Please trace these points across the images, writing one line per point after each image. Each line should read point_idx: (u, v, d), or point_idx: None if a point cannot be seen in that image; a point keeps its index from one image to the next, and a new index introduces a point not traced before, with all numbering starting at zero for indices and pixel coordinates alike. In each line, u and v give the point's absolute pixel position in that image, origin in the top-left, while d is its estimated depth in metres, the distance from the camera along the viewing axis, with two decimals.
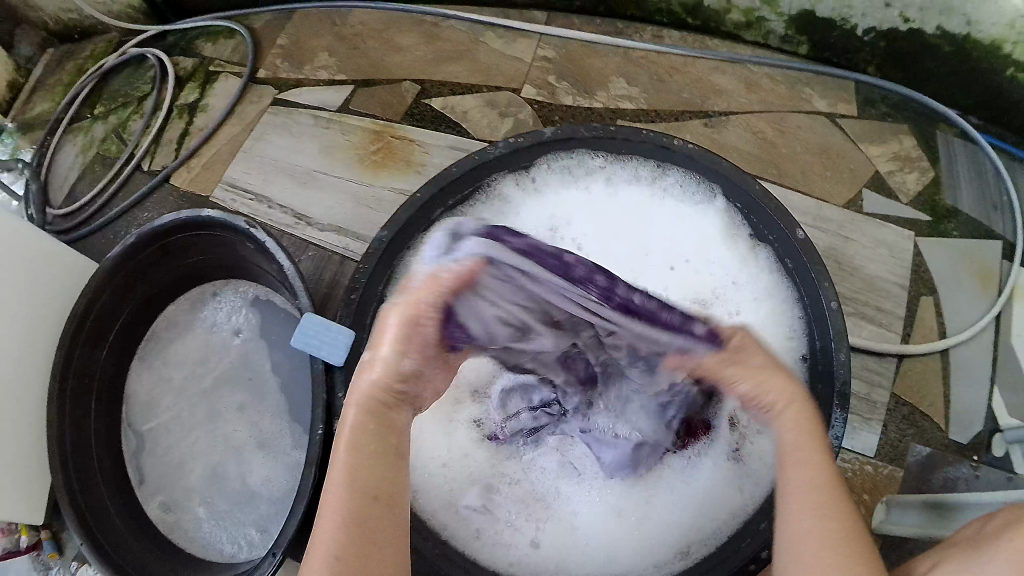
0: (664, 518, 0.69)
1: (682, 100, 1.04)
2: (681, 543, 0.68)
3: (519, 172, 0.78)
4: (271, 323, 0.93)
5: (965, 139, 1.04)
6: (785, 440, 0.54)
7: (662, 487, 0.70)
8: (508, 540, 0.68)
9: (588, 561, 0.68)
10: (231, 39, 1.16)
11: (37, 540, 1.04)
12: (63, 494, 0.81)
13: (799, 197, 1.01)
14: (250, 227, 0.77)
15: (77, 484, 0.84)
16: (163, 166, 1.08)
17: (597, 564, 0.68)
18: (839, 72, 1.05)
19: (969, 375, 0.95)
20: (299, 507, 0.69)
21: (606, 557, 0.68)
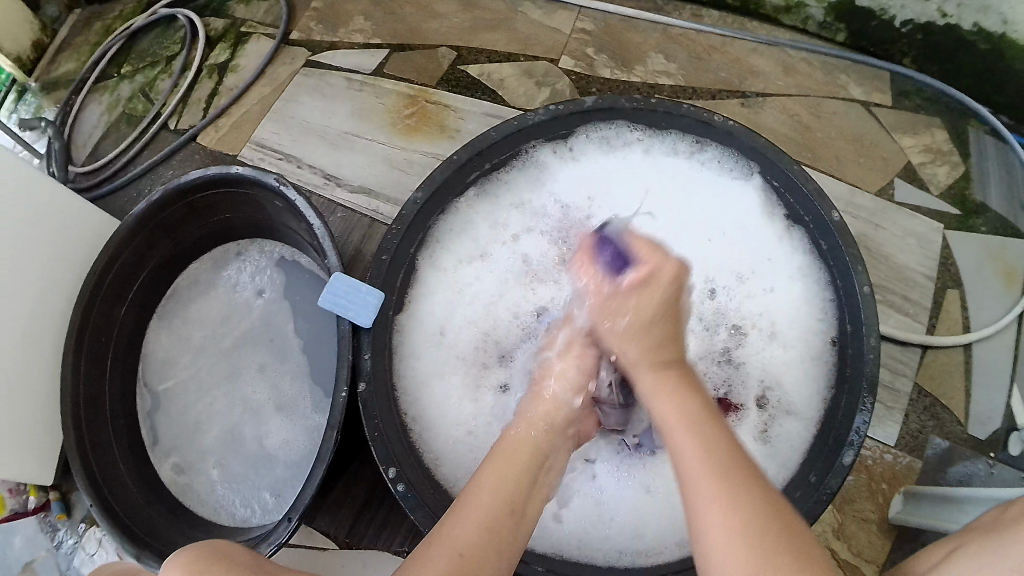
0: None
1: (718, 78, 1.04)
2: None
3: (557, 141, 0.77)
4: (294, 284, 0.93)
5: (997, 138, 1.03)
6: (665, 421, 0.49)
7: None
8: None
9: (615, 536, 0.66)
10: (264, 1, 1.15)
11: (46, 500, 1.02)
12: (75, 451, 0.81)
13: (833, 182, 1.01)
14: (281, 185, 0.76)
15: (89, 441, 0.84)
16: (191, 125, 1.08)
17: (625, 540, 0.66)
18: (877, 63, 1.05)
19: (992, 371, 0.95)
20: (318, 472, 0.66)
21: (634, 534, 0.66)
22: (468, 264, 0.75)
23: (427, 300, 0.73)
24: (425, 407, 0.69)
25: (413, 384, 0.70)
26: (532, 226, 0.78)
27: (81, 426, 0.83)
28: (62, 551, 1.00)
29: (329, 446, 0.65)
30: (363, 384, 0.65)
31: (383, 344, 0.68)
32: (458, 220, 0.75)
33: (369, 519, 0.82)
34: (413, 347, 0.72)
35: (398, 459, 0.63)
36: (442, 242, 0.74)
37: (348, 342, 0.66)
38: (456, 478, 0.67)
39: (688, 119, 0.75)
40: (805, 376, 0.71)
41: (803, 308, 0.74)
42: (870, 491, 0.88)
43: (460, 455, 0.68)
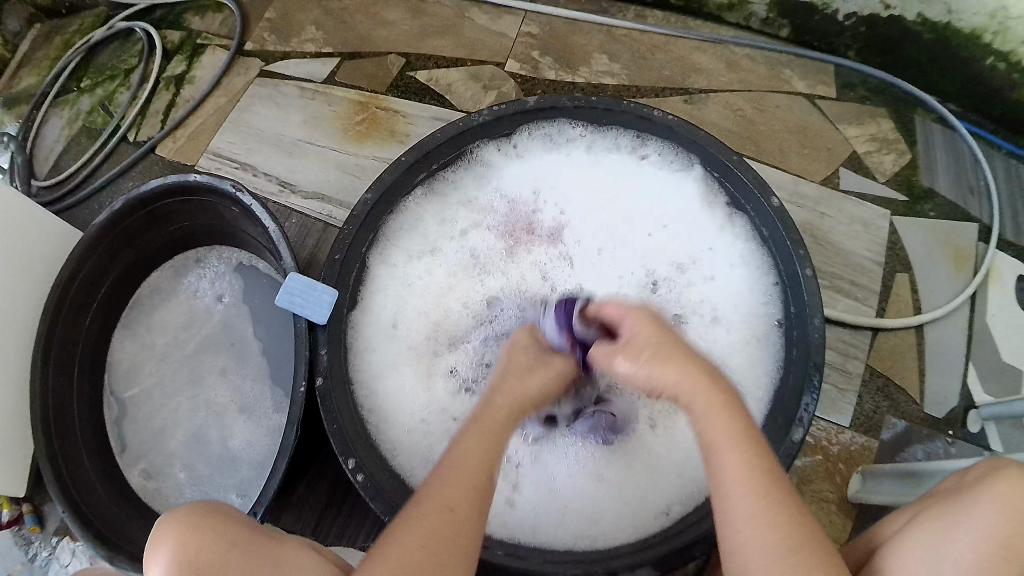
0: (645, 482, 0.69)
1: (662, 76, 1.06)
2: (662, 505, 0.67)
3: (501, 139, 0.80)
4: (253, 289, 0.95)
5: (943, 124, 1.06)
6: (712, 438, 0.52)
7: (638, 448, 0.71)
8: None
9: (569, 522, 0.67)
10: (219, 12, 1.17)
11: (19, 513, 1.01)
12: (45, 460, 0.81)
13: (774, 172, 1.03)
14: (237, 190, 0.78)
15: (59, 450, 0.83)
16: (150, 137, 1.09)
17: (580, 525, 0.67)
18: (816, 56, 1.08)
19: (943, 350, 0.97)
20: (280, 467, 0.67)
21: (589, 518, 0.67)
22: (419, 259, 0.78)
23: (379, 295, 0.75)
24: (380, 398, 0.70)
25: (370, 375, 0.71)
26: (480, 222, 0.80)
27: (51, 434, 0.83)
28: (38, 562, 1.00)
29: (291, 441, 0.66)
30: (320, 379, 0.66)
31: (339, 340, 0.69)
32: (409, 217, 0.77)
33: (333, 517, 0.83)
34: (368, 344, 0.73)
35: (356, 450, 0.64)
36: (392, 239, 0.76)
37: (304, 339, 0.67)
38: (410, 467, 0.67)
39: (629, 116, 0.78)
40: (747, 355, 0.73)
41: (746, 294, 0.76)
42: (828, 472, 0.90)
43: (414, 441, 0.69)
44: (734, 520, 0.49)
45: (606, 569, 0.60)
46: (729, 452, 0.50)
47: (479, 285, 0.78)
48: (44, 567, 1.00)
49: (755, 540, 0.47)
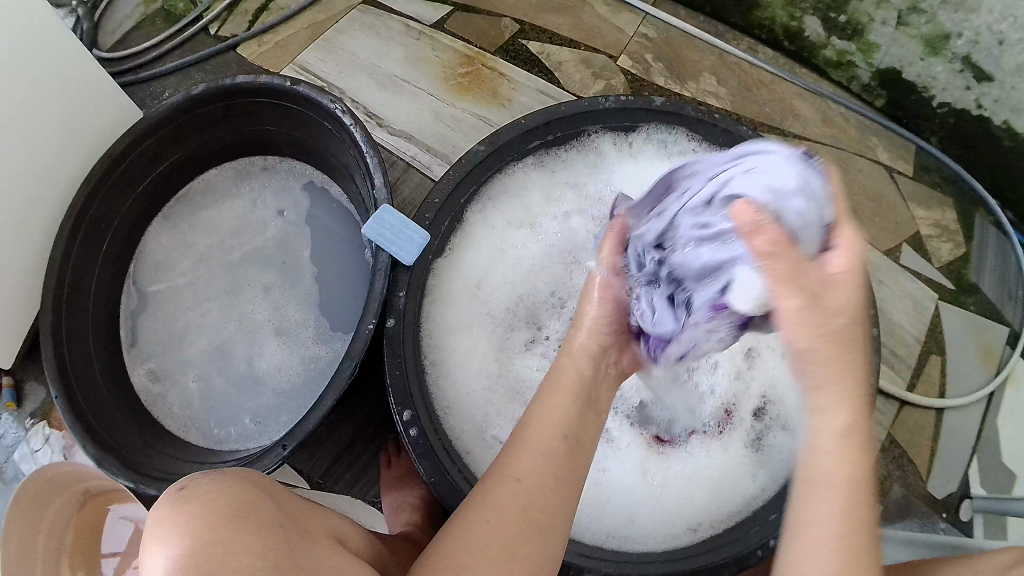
0: (680, 492, 0.74)
1: (762, 112, 1.05)
2: (693, 519, 0.72)
3: (619, 131, 0.78)
4: (321, 211, 0.89)
5: (1000, 230, 1.07)
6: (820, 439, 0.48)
7: (689, 458, 0.76)
8: None
9: (608, 514, 0.73)
10: None
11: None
12: (50, 338, 0.78)
13: None
14: (337, 109, 0.74)
15: (65, 327, 0.80)
16: (232, 35, 1.05)
17: (617, 521, 0.72)
18: (904, 133, 1.08)
19: (957, 438, 1.00)
20: (326, 402, 0.64)
21: (627, 516, 0.73)
22: (516, 228, 0.77)
23: (471, 254, 0.75)
24: (448, 355, 0.71)
25: (439, 329, 0.71)
26: (584, 207, 0.79)
27: (61, 311, 0.80)
28: (9, 439, 0.99)
29: (344, 375, 0.64)
30: (391, 320, 0.66)
31: (417, 287, 0.69)
32: (513, 181, 0.76)
33: (350, 462, 0.81)
34: (444, 295, 0.73)
35: (415, 405, 0.64)
36: (492, 200, 0.75)
37: (384, 273, 0.66)
38: (459, 430, 0.69)
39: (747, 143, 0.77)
40: (808, 403, 0.76)
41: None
42: None
43: (471, 407, 0.70)
44: (820, 513, 0.47)
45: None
46: (835, 439, 0.47)
47: (558, 266, 0.77)
48: (11, 448, 0.99)
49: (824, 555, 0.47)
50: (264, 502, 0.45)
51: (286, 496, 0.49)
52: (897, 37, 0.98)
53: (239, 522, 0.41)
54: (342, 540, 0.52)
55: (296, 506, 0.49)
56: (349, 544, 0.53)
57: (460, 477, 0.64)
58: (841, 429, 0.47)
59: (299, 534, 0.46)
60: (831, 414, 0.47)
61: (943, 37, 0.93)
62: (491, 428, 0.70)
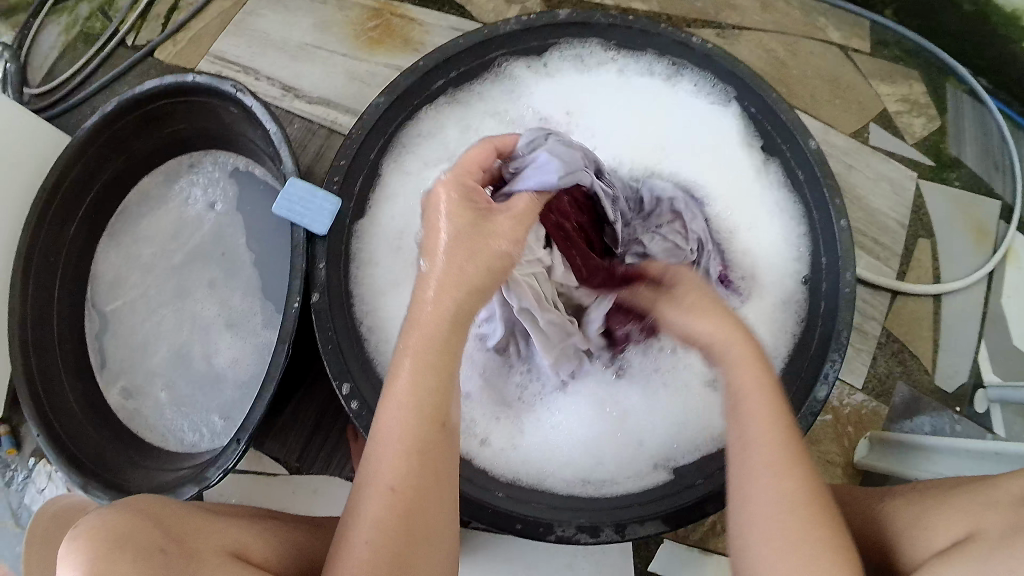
0: (650, 434, 0.71)
1: (695, 8, 0.99)
2: (665, 457, 0.70)
3: (531, 55, 0.79)
4: (249, 194, 0.88)
5: (975, 98, 1.00)
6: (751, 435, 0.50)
7: (647, 393, 0.72)
8: (481, 430, 0.70)
9: (577, 463, 0.70)
10: None
11: None
12: (20, 376, 0.78)
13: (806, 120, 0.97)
14: (239, 92, 0.74)
15: (36, 362, 0.81)
16: (149, 41, 1.03)
17: (585, 467, 0.69)
18: (855, 9, 1.01)
19: (959, 323, 0.94)
20: (267, 389, 0.64)
21: (593, 462, 0.70)
22: (435, 166, 0.77)
23: (389, 204, 0.75)
24: (384, 313, 0.71)
25: (372, 289, 0.72)
26: (509, 134, 0.80)
27: (29, 348, 0.80)
28: (14, 484, 0.99)
29: (279, 361, 0.64)
30: (316, 294, 0.66)
31: (337, 253, 0.69)
32: (428, 124, 0.77)
33: (320, 444, 0.81)
34: (371, 252, 0.73)
35: (350, 376, 0.65)
36: (409, 145, 0.76)
37: (303, 249, 0.67)
38: None
39: (667, 39, 0.76)
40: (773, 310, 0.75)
41: (777, 257, 0.76)
42: (838, 435, 0.90)
43: None
44: (751, 487, 0.48)
45: (615, 523, 0.64)
46: (750, 404, 0.52)
47: None
48: (19, 492, 1.00)
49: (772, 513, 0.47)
50: (147, 529, 0.45)
51: (180, 517, 0.50)
52: None
53: (131, 542, 0.43)
54: (243, 553, 0.51)
55: (188, 524, 0.49)
56: (254, 554, 0.53)
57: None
58: (739, 358, 0.54)
59: (185, 556, 0.46)
60: (737, 378, 0.54)
61: None
62: None
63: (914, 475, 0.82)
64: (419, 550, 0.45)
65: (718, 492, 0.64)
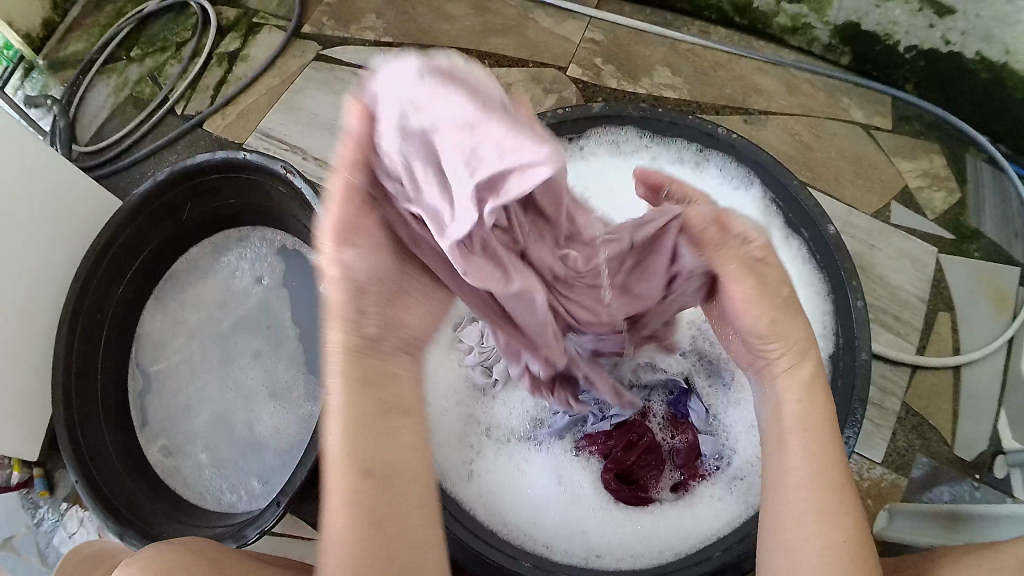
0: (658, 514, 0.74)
1: (723, 95, 1.03)
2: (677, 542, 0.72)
3: (565, 141, 0.81)
4: (295, 269, 0.93)
5: (994, 165, 1.00)
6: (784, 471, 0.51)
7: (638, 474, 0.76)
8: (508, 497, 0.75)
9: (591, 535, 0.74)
10: None
11: (29, 477, 0.99)
12: (63, 428, 0.80)
13: (830, 202, 1.00)
14: (286, 171, 0.77)
15: (77, 416, 0.83)
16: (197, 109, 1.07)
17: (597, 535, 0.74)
18: (877, 86, 1.03)
19: (980, 394, 0.94)
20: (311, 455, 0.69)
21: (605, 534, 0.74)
22: None
23: None
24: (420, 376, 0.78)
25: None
26: None
27: (71, 402, 0.82)
28: (43, 527, 0.98)
29: None
30: None
31: None
32: None
33: None
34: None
35: None
36: None
37: None
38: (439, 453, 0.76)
39: (694, 130, 0.80)
40: None
41: None
42: (857, 507, 0.91)
43: (446, 425, 0.78)
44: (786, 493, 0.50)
45: None
46: (800, 437, 0.51)
47: None
48: (49, 533, 0.98)
49: (807, 532, 0.48)
50: None
51: None
52: None
53: None
54: None
55: None
56: None
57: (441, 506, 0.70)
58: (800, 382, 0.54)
59: None
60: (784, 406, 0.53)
61: None
62: (468, 435, 0.78)
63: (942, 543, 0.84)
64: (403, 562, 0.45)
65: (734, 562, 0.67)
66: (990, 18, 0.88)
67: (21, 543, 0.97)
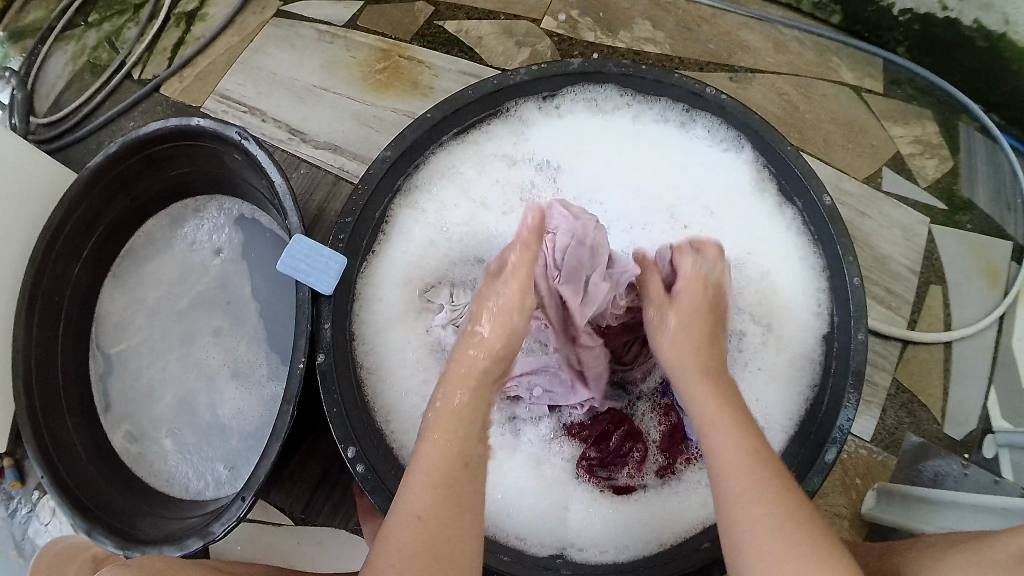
0: (642, 507, 0.71)
1: (707, 50, 0.98)
2: (661, 535, 0.69)
3: (542, 97, 0.78)
4: (251, 242, 0.88)
5: (987, 136, 0.97)
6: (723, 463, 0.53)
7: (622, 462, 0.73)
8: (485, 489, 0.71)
9: (572, 527, 0.71)
10: None
11: (1, 466, 0.95)
12: (26, 422, 0.75)
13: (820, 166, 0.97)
14: (243, 138, 0.72)
15: (41, 409, 0.78)
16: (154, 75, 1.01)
17: (579, 527, 0.71)
18: (868, 48, 0.99)
19: (971, 370, 0.92)
20: (272, 450, 0.63)
21: (587, 527, 0.70)
22: (455, 207, 0.77)
23: (402, 242, 0.75)
24: (382, 352, 0.72)
25: (375, 329, 0.73)
26: (516, 159, 0.78)
27: (31, 392, 0.78)
28: (17, 519, 0.94)
29: (284, 423, 0.63)
30: (321, 355, 0.66)
31: (342, 313, 0.69)
32: (441, 164, 0.77)
33: (328, 493, 0.81)
34: (376, 290, 0.74)
35: (356, 439, 0.65)
36: (420, 186, 0.76)
37: (307, 308, 0.66)
38: (404, 436, 0.70)
39: (679, 89, 0.75)
40: (785, 374, 0.73)
41: (796, 314, 0.74)
42: (844, 486, 0.89)
43: (412, 404, 0.71)
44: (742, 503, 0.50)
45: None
46: (726, 438, 0.54)
47: (488, 235, 0.77)
48: (24, 524, 0.94)
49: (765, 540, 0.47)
50: None
51: None
52: None
53: None
54: None
55: None
56: None
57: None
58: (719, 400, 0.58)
59: None
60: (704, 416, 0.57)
61: None
62: None
63: (919, 528, 0.80)
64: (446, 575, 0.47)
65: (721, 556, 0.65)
66: None
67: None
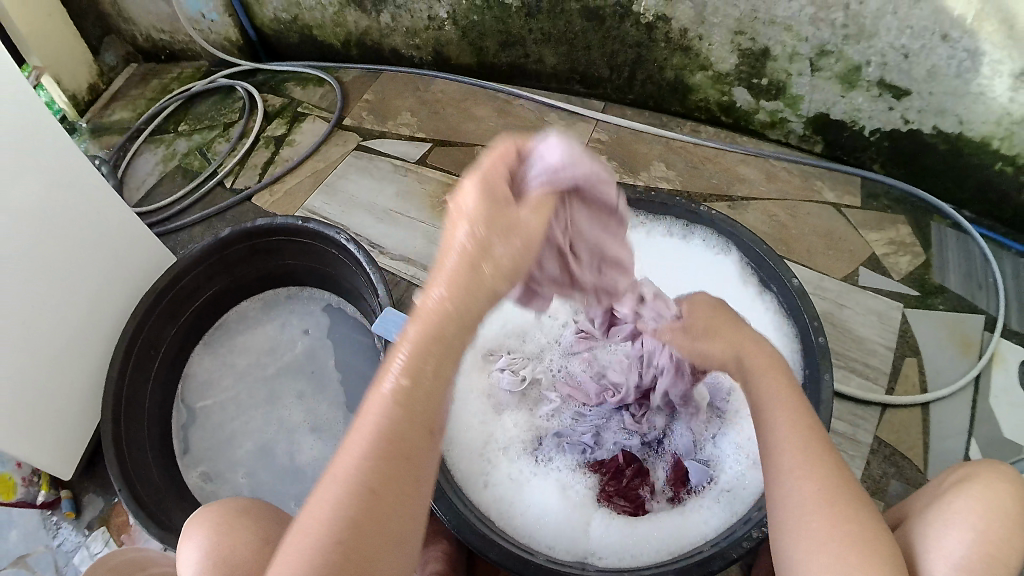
0: (652, 525, 0.82)
1: (711, 184, 1.18)
2: (668, 545, 0.79)
3: None
4: (339, 326, 1.08)
5: (958, 229, 1.13)
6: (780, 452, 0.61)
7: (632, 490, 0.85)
8: (519, 508, 0.83)
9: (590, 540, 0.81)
10: (320, 86, 1.34)
11: (55, 498, 1.04)
12: (111, 442, 0.86)
13: (804, 270, 1.12)
14: (342, 239, 0.92)
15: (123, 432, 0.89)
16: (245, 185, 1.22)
17: (598, 539, 0.81)
18: (848, 169, 1.16)
19: (947, 425, 1.02)
20: None
21: (605, 539, 0.81)
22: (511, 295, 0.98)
23: None
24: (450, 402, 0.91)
25: None
26: None
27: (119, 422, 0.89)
28: (61, 547, 1.01)
29: None
30: None
31: None
32: None
33: None
34: None
35: None
36: None
37: None
38: (459, 460, 0.86)
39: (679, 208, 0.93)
40: None
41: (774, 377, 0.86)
42: None
43: (470, 440, 0.89)
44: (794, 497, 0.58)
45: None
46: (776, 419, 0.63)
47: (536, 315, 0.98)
48: (71, 551, 1.00)
49: (806, 509, 0.56)
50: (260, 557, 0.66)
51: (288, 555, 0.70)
52: (815, 82, 1.07)
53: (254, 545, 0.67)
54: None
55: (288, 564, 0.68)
56: None
57: (472, 514, 0.78)
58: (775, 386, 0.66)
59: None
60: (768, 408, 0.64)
61: (855, 69, 1.02)
62: (488, 451, 0.88)
63: None
64: (384, 553, 0.47)
65: (722, 553, 0.73)
66: (942, 94, 0.99)
67: (39, 560, 1.00)
